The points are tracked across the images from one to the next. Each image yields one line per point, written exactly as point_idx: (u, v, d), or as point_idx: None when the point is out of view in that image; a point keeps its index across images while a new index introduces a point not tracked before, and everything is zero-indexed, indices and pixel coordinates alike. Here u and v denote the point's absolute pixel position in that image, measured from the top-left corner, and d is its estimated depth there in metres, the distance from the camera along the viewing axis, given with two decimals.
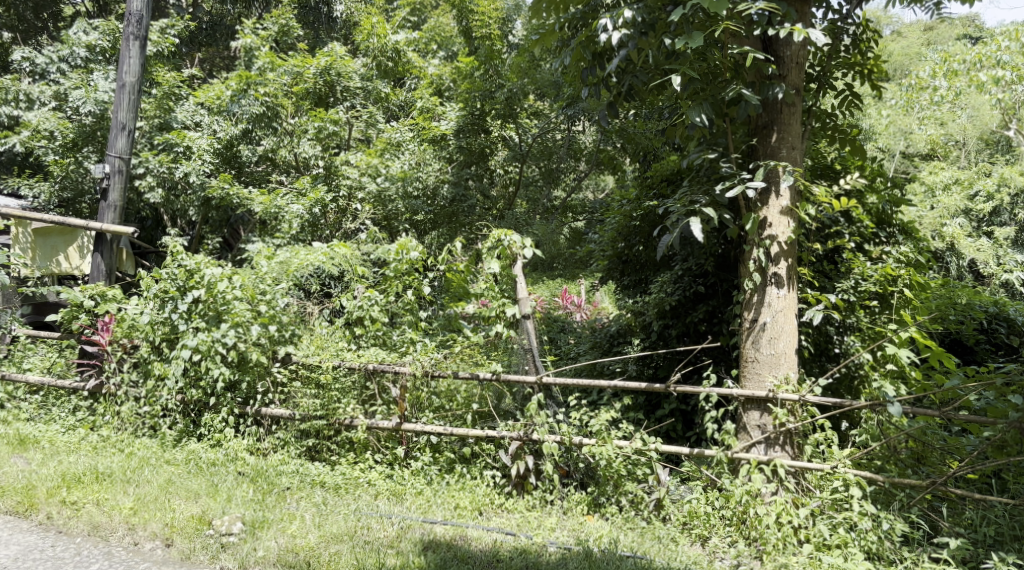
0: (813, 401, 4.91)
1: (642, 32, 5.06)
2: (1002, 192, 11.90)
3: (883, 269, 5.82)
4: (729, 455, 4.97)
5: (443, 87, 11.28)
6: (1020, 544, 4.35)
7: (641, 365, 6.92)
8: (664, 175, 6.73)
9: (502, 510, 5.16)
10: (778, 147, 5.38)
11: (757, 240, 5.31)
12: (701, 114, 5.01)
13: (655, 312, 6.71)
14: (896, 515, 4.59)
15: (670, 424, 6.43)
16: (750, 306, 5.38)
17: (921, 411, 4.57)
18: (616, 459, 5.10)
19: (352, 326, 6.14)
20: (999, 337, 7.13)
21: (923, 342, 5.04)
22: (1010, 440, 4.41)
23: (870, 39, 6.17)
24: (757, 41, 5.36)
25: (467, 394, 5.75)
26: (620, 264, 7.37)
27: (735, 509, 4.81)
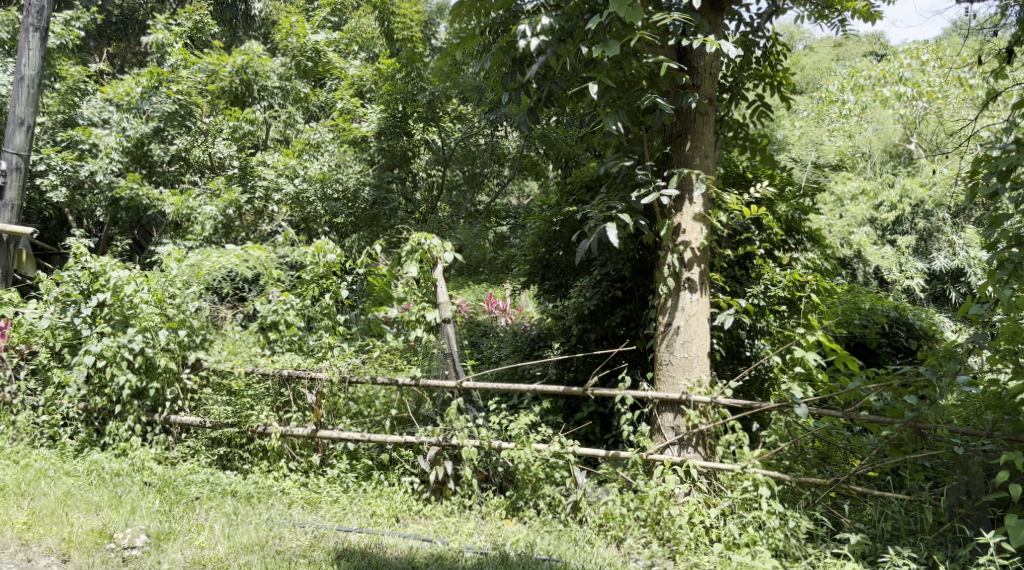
0: (724, 403, 5.03)
1: (561, 39, 5.10)
2: (904, 202, 12.23)
3: (791, 275, 6.02)
4: (644, 456, 5.05)
5: (364, 88, 11.09)
6: (915, 538, 4.49)
7: (561, 369, 6.99)
8: (584, 182, 6.81)
9: (420, 517, 5.12)
10: (691, 155, 5.49)
11: (671, 246, 5.41)
12: (617, 122, 5.07)
13: (574, 316, 6.82)
14: (801, 513, 4.74)
15: (589, 426, 6.54)
16: (664, 310, 5.47)
17: (825, 411, 4.75)
18: (534, 463, 5.12)
19: (267, 331, 6.02)
20: (899, 340, 7.56)
21: (829, 345, 5.21)
22: (906, 439, 4.59)
23: (780, 52, 6.37)
24: (672, 51, 5.46)
25: (385, 400, 5.63)
26: (541, 269, 7.41)
27: (650, 510, 4.87)
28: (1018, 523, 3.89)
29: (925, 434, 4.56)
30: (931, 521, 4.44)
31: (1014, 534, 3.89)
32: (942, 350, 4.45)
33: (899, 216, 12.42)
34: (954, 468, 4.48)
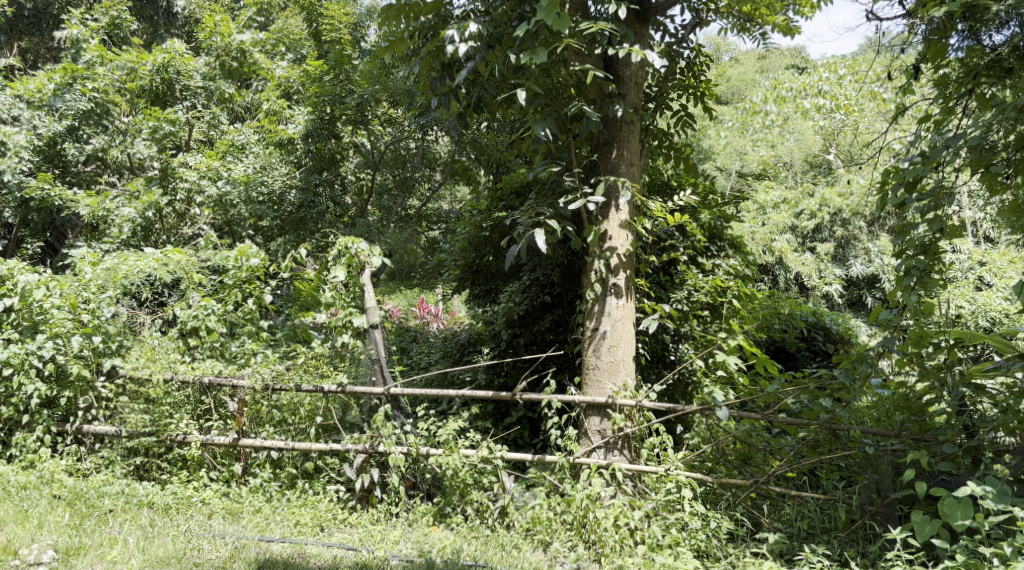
0: (648, 407, 5.11)
1: (489, 45, 5.11)
2: (823, 211, 12.62)
3: (713, 282, 6.17)
4: (570, 460, 5.08)
5: (291, 90, 10.92)
6: (829, 536, 4.61)
7: (491, 374, 6.98)
8: (513, 188, 6.85)
9: (345, 525, 5.03)
10: (618, 162, 5.56)
11: (597, 252, 5.46)
12: (545, 128, 5.09)
13: (503, 321, 6.89)
14: (722, 513, 4.85)
15: (517, 431, 6.57)
16: (591, 315, 5.52)
17: (745, 414, 4.87)
18: (462, 469, 5.11)
19: (187, 337, 5.82)
20: (816, 344, 7.85)
21: (750, 349, 5.35)
22: (822, 439, 4.78)
23: (703, 63, 6.51)
24: (598, 60, 5.52)
25: (311, 407, 5.55)
26: (471, 274, 7.40)
27: (576, 513, 4.89)
28: (924, 519, 4.03)
29: (839, 434, 4.72)
30: (843, 518, 4.54)
31: (920, 529, 4.01)
32: (855, 354, 4.59)
33: (818, 224, 12.77)
34: (864, 467, 4.61)
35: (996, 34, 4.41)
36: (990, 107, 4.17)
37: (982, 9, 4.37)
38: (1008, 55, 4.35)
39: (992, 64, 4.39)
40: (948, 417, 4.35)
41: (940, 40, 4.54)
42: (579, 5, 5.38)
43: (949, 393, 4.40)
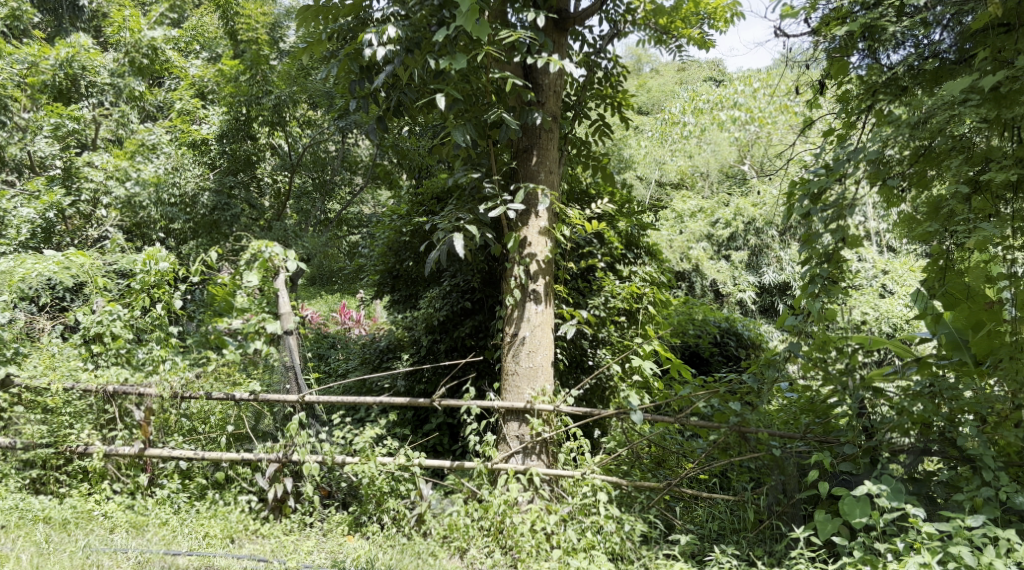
0: (566, 412, 5.14)
1: (408, 49, 5.05)
2: (738, 220, 12.94)
3: (628, 288, 6.28)
4: (489, 466, 5.06)
5: (206, 90, 10.56)
6: (738, 536, 4.70)
7: (411, 381, 6.91)
8: (434, 193, 6.78)
9: (257, 536, 4.91)
10: (537, 169, 5.60)
11: (517, 258, 5.46)
12: (465, 134, 5.05)
13: (423, 327, 6.86)
14: (637, 516, 4.88)
15: (436, 437, 6.58)
16: (510, 321, 5.53)
17: (659, 417, 4.96)
18: (379, 477, 5.04)
19: (91, 344, 5.55)
20: (729, 349, 8.11)
21: (664, 354, 5.46)
22: (732, 442, 4.88)
23: (620, 74, 6.61)
24: (517, 68, 5.53)
25: (222, 416, 5.47)
26: (391, 279, 7.35)
27: (493, 519, 4.83)
28: (827, 517, 4.18)
29: (748, 437, 4.84)
30: (751, 518, 4.66)
31: (822, 527, 4.16)
32: (763, 358, 4.82)
33: (733, 233, 13.10)
34: (772, 468, 4.72)
35: (893, 53, 4.60)
36: (887, 123, 4.35)
37: (880, 29, 4.55)
38: (903, 74, 4.56)
39: (889, 82, 4.60)
40: (849, 419, 4.53)
41: (842, 58, 4.70)
42: (498, 13, 5.39)
43: (851, 395, 4.58)
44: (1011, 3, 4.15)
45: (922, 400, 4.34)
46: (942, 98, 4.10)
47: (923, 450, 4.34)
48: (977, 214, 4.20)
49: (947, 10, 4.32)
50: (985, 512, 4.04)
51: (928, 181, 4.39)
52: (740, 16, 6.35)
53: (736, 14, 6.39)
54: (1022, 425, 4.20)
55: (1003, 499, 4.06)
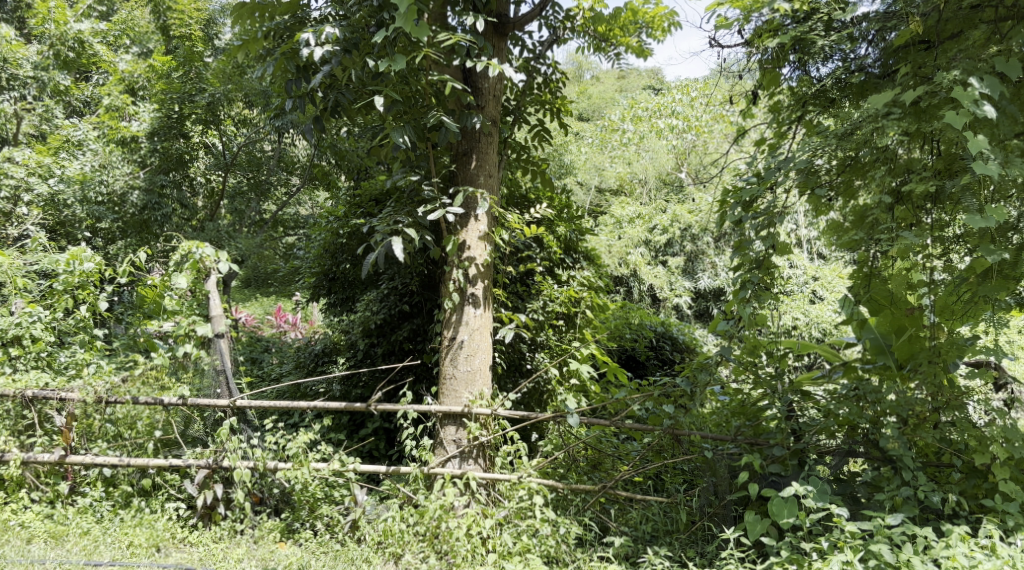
0: (504, 416, 5.13)
1: (346, 49, 4.97)
2: (674, 226, 13.12)
3: (567, 292, 6.34)
4: (424, 471, 4.96)
5: (136, 85, 10.29)
6: (670, 538, 4.75)
7: (348, 386, 6.80)
8: (373, 195, 6.75)
9: (184, 545, 4.79)
10: (476, 173, 5.59)
11: (456, 261, 5.42)
12: (404, 136, 4.99)
13: (360, 330, 6.79)
14: (572, 519, 4.89)
15: (372, 443, 6.52)
16: (449, 324, 5.47)
17: (595, 420, 4.99)
18: (312, 483, 4.96)
19: (9, 347, 5.39)
20: (665, 353, 8.23)
21: (601, 357, 5.51)
22: (665, 445, 4.99)
23: (559, 80, 6.65)
24: (456, 70, 5.49)
25: (149, 421, 5.25)
26: (327, 281, 7.25)
27: (429, 524, 4.71)
28: (756, 518, 4.27)
29: (681, 439, 4.93)
30: (684, 520, 4.73)
31: (751, 528, 4.25)
32: (695, 362, 4.91)
33: (670, 239, 13.27)
34: (704, 470, 4.85)
35: (823, 66, 4.74)
36: (816, 134, 4.48)
37: (809, 43, 4.69)
38: (831, 86, 4.72)
39: (818, 94, 4.76)
40: (777, 422, 4.61)
41: (774, 69, 4.86)
42: (437, 16, 5.36)
43: (780, 399, 4.67)
44: (931, 21, 4.30)
45: (847, 403, 4.50)
46: (868, 111, 4.18)
47: (848, 451, 4.50)
48: (900, 224, 4.29)
49: (872, 26, 4.44)
50: (905, 511, 4.17)
51: (856, 190, 4.50)
52: (677, 25, 6.44)
53: (674, 23, 6.48)
54: (940, 425, 4.35)
55: (921, 498, 4.20)
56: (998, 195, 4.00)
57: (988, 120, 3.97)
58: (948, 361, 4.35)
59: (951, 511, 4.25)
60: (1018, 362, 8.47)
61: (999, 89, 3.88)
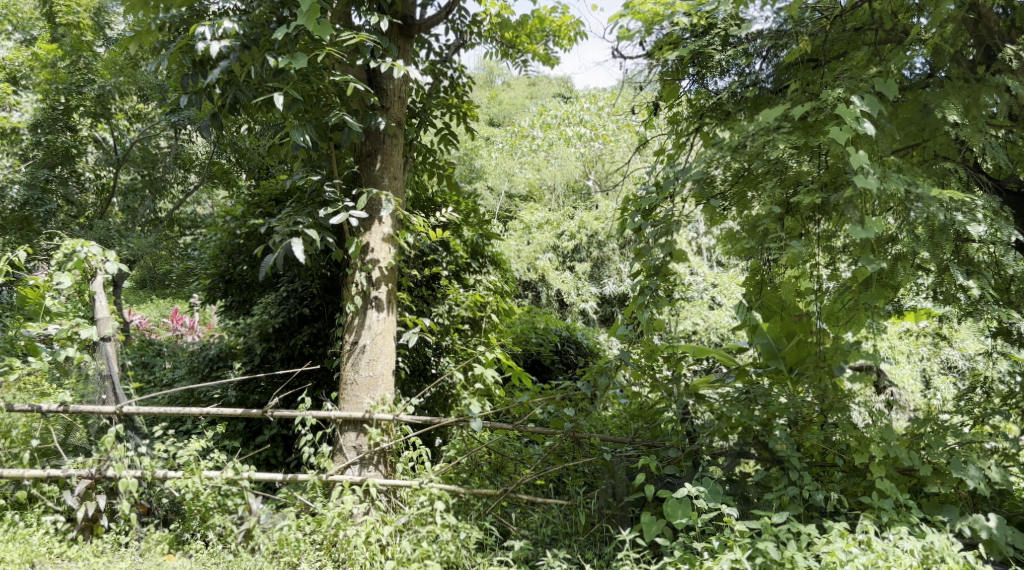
0: (405, 421, 5.04)
1: (245, 45, 4.79)
2: (582, 233, 13.29)
3: (472, 297, 6.36)
4: (323, 478, 4.83)
5: (17, 74, 9.89)
6: (570, 540, 4.76)
7: (244, 392, 6.61)
8: (273, 195, 6.60)
9: (62, 560, 4.54)
10: (381, 174, 5.48)
11: (359, 264, 5.32)
12: (305, 135, 4.87)
13: (257, 335, 6.58)
14: (473, 523, 4.83)
15: (269, 450, 6.42)
16: (350, 328, 5.35)
17: (498, 425, 4.97)
18: (204, 492, 4.74)
19: None
20: (569, 357, 8.36)
21: (506, 362, 5.53)
22: (566, 447, 5.06)
23: (466, 85, 6.64)
24: (361, 70, 5.40)
25: (25, 431, 4.93)
26: (223, 283, 7.02)
27: (326, 533, 4.58)
28: (651, 519, 4.35)
29: (582, 442, 5.00)
30: (583, 522, 4.76)
31: (647, 528, 4.32)
32: (595, 366, 5.02)
33: (577, 245, 13.41)
34: (603, 473, 4.93)
35: (720, 80, 4.89)
36: (712, 145, 4.62)
37: (707, 57, 4.85)
38: (727, 100, 4.87)
39: (715, 107, 4.92)
40: (674, 423, 4.79)
41: (674, 81, 5.00)
42: (341, 14, 5.26)
43: (676, 401, 4.83)
44: (818, 41, 4.53)
45: (738, 406, 4.65)
46: (760, 124, 4.35)
47: (740, 452, 4.64)
48: (790, 235, 4.39)
49: (765, 43, 4.64)
50: (791, 509, 4.33)
51: (748, 202, 4.62)
52: (583, 35, 6.55)
53: (579, 33, 6.58)
54: (825, 427, 4.56)
55: (807, 497, 4.37)
56: (879, 208, 4.16)
57: (869, 136, 4.10)
58: (834, 365, 4.50)
59: (833, 509, 4.42)
60: (899, 366, 8.92)
61: (878, 107, 4.03)
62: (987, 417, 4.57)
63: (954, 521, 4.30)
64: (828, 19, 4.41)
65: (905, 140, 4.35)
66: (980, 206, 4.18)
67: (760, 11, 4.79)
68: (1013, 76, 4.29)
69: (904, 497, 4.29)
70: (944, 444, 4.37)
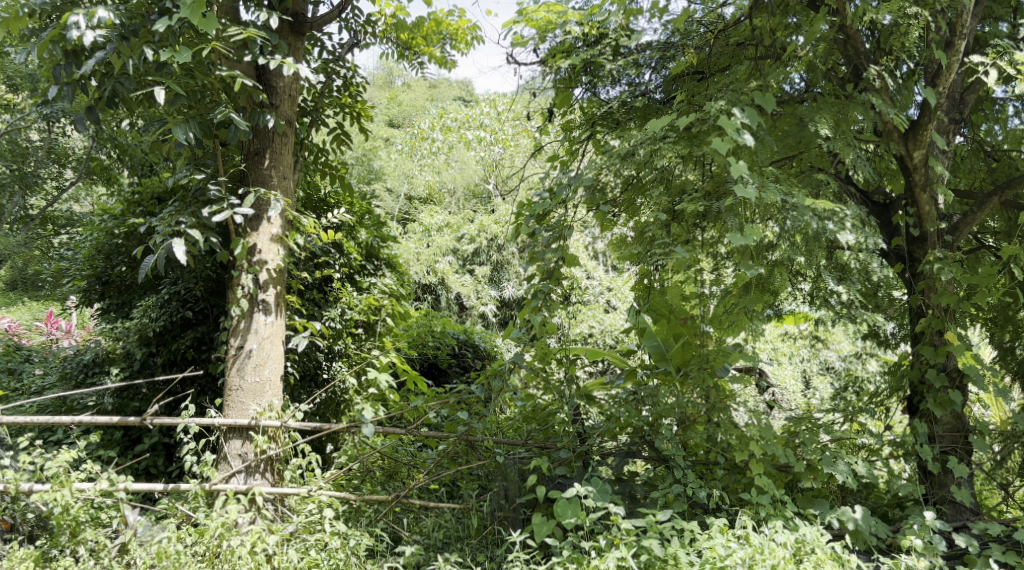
0: (293, 427, 4.90)
1: (123, 36, 4.57)
2: (482, 236, 13.32)
3: (366, 300, 6.31)
4: (206, 487, 4.60)
5: None
6: (462, 543, 4.74)
7: (122, 399, 6.38)
8: (155, 194, 6.40)
9: None
10: (269, 174, 5.35)
11: (245, 266, 5.16)
12: (187, 132, 4.72)
13: (136, 339, 6.31)
14: (363, 530, 4.75)
15: (149, 459, 6.25)
16: (235, 332, 5.18)
17: (390, 429, 4.86)
18: (75, 505, 4.37)
19: None
20: (467, 360, 8.38)
21: (401, 365, 5.41)
22: (460, 451, 5.01)
23: (359, 85, 6.56)
24: (249, 68, 5.24)
25: None
26: (99, 285, 6.69)
27: (208, 544, 4.39)
28: (542, 520, 4.39)
29: (476, 445, 4.99)
30: (475, 524, 4.75)
31: (538, 529, 4.35)
32: (489, 370, 5.06)
33: (477, 249, 13.43)
34: (496, 475, 4.92)
35: (610, 89, 5.09)
36: (604, 153, 4.70)
37: (599, 66, 5.00)
38: (618, 109, 4.99)
39: (606, 116, 5.01)
40: (564, 425, 4.87)
41: (566, 89, 5.10)
42: (229, 8, 5.12)
43: (567, 403, 4.94)
44: (702, 54, 4.76)
45: (626, 406, 4.77)
46: (647, 134, 4.46)
47: (627, 452, 4.75)
48: (675, 240, 4.52)
49: (655, 55, 4.88)
50: (675, 506, 4.45)
51: (637, 209, 4.81)
52: (479, 39, 6.58)
53: (476, 37, 6.61)
54: (709, 425, 4.70)
55: (690, 494, 4.49)
56: (758, 216, 4.31)
57: (749, 147, 4.27)
58: (715, 366, 4.64)
59: (715, 505, 4.56)
60: (782, 367, 9.31)
61: (757, 119, 4.20)
62: (857, 414, 4.80)
63: (825, 514, 4.50)
64: (713, 33, 4.63)
65: (782, 151, 4.56)
66: (848, 215, 4.39)
67: (648, 23, 4.97)
68: (877, 94, 4.50)
69: (780, 492, 4.47)
70: (817, 441, 4.58)
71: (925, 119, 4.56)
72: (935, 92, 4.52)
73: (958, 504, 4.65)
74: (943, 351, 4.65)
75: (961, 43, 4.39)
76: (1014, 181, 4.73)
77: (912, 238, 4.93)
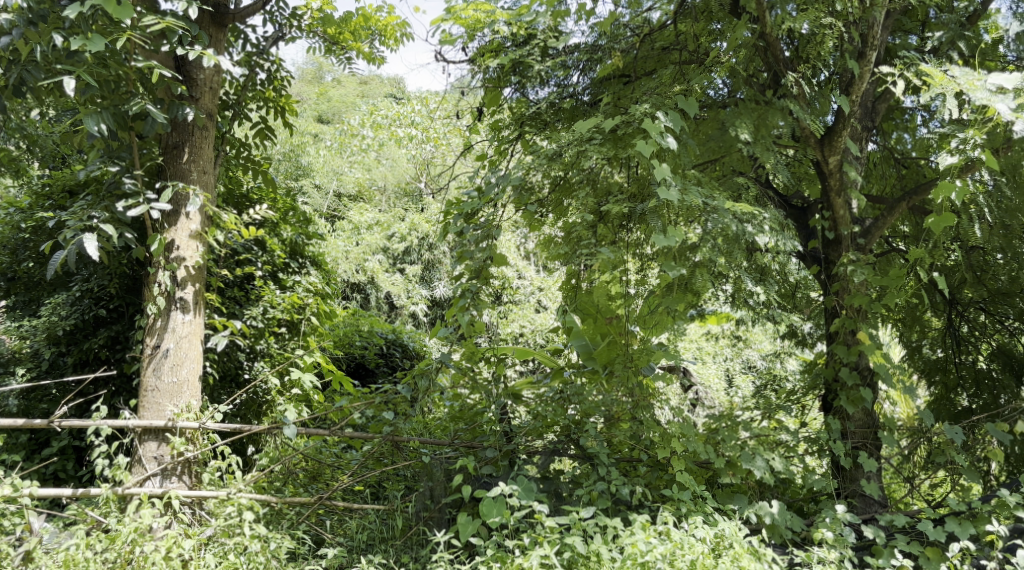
0: (212, 428, 4.78)
1: (30, 22, 4.39)
2: (413, 234, 13.24)
3: (291, 298, 6.24)
4: (118, 492, 4.42)
5: None
6: (387, 545, 4.69)
7: (29, 401, 6.13)
8: (65, 187, 6.22)
9: None
10: (188, 168, 5.20)
11: (162, 262, 5.00)
12: (99, 122, 4.53)
13: (45, 337, 6.07)
14: (284, 533, 4.66)
15: (59, 463, 6.04)
16: (151, 331, 5.02)
17: (313, 430, 4.77)
18: None
19: None
20: (395, 359, 8.33)
21: (325, 366, 5.33)
22: (385, 451, 4.96)
23: (284, 78, 6.43)
24: (167, 58, 5.09)
25: None
26: (4, 282, 6.43)
27: (120, 550, 4.22)
28: (467, 519, 4.38)
29: (401, 445, 4.94)
30: (400, 525, 4.72)
31: (463, 529, 4.34)
32: (416, 369, 5.00)
33: (408, 247, 13.36)
34: (422, 475, 4.88)
35: (539, 89, 5.14)
36: (532, 152, 4.71)
37: (528, 66, 5.04)
38: (546, 110, 5.02)
39: (534, 116, 5.02)
40: (491, 424, 4.86)
41: (495, 88, 5.12)
42: None
43: (494, 402, 4.94)
44: (628, 57, 4.83)
45: (552, 406, 4.80)
46: (574, 134, 4.47)
47: (552, 450, 4.76)
48: (600, 241, 4.58)
49: (582, 56, 4.88)
50: (599, 503, 4.48)
51: (565, 209, 4.87)
52: (408, 36, 6.53)
53: (404, 34, 6.56)
54: (634, 422, 4.77)
55: (614, 492, 4.52)
56: (681, 217, 4.38)
57: (672, 150, 4.33)
58: (640, 366, 4.72)
59: (638, 502, 4.60)
60: (706, 366, 9.52)
61: (680, 123, 4.26)
62: (774, 412, 4.93)
63: (743, 509, 4.61)
64: (638, 37, 4.71)
65: (704, 153, 4.65)
66: (767, 218, 4.51)
67: (576, 25, 5.01)
68: (795, 100, 4.58)
69: (700, 488, 4.54)
70: (736, 437, 4.67)
71: (840, 126, 4.69)
72: (849, 100, 4.65)
73: (867, 497, 4.85)
74: (855, 350, 4.80)
75: (872, 54, 4.49)
76: (921, 187, 4.92)
77: (827, 241, 5.10)
